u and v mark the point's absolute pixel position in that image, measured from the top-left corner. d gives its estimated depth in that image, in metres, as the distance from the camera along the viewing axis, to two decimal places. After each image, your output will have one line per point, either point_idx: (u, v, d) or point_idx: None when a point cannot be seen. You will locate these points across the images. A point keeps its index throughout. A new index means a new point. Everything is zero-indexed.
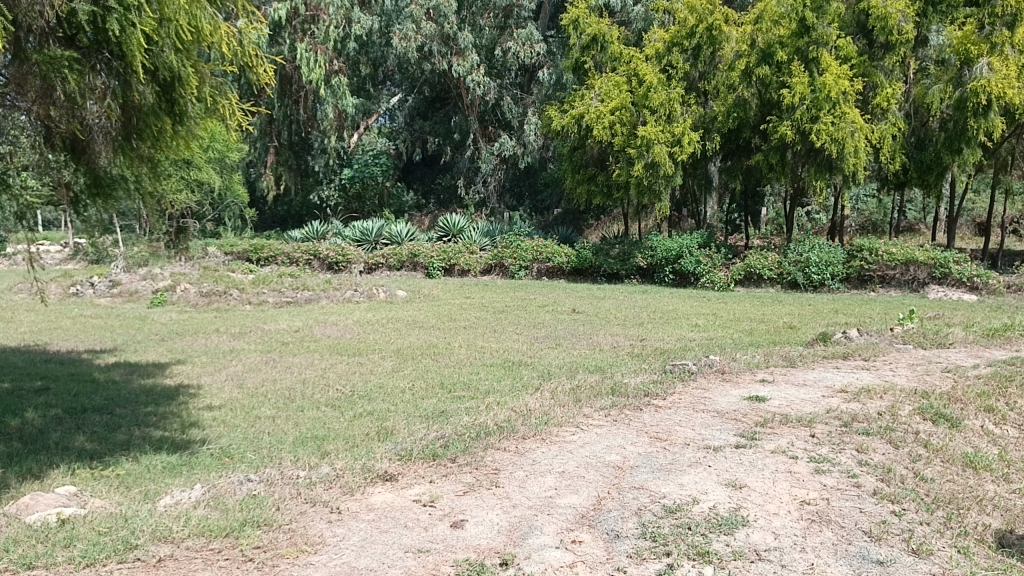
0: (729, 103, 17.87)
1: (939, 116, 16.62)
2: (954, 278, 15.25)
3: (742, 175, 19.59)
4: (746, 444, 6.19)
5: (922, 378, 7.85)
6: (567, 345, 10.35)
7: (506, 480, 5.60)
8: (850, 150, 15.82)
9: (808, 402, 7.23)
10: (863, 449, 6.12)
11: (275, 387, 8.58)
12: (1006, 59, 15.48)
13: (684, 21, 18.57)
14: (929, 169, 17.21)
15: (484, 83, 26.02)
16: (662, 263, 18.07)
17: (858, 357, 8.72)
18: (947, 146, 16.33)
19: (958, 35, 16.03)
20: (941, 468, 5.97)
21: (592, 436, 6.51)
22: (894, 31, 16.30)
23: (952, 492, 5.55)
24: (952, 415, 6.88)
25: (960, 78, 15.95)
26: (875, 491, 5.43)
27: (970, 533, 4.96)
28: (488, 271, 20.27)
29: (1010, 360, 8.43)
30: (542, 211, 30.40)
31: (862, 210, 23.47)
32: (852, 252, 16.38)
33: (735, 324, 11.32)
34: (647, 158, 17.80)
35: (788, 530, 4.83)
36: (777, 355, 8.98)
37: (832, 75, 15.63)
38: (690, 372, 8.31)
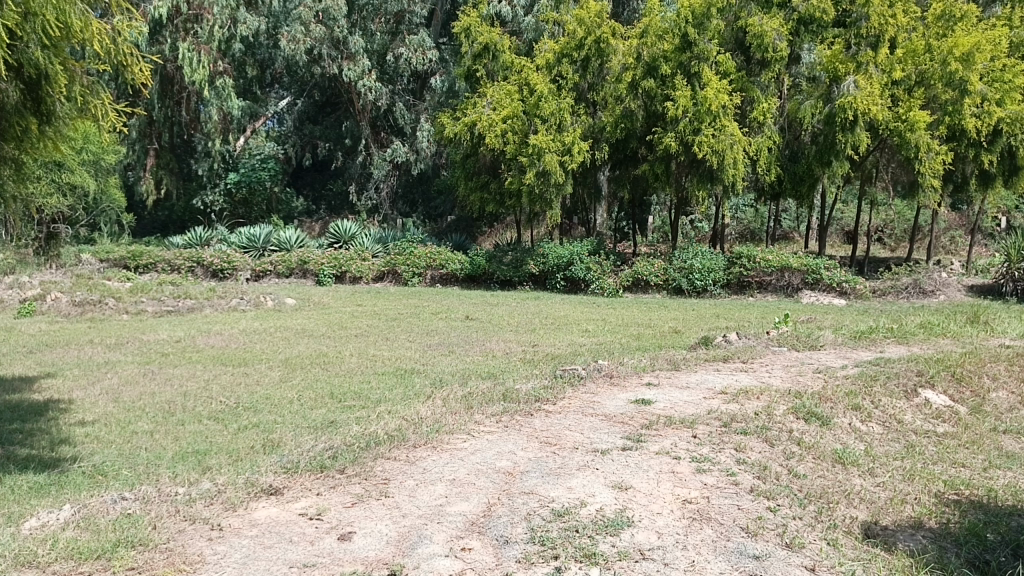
0: (616, 114, 18.27)
1: (810, 130, 17.53)
2: (824, 283, 16.10)
3: (630, 184, 19.94)
4: (632, 446, 6.35)
5: (795, 379, 8.26)
6: (459, 352, 10.35)
7: (395, 490, 5.55)
8: (730, 161, 16.52)
9: (690, 404, 7.49)
10: (741, 448, 6.38)
11: (153, 401, 8.20)
12: (870, 77, 16.54)
13: (573, 33, 18.92)
14: (802, 181, 18.12)
15: (376, 88, 25.73)
16: (554, 270, 18.31)
17: (737, 360, 9.09)
18: (818, 160, 17.19)
19: (827, 54, 16.99)
20: (812, 465, 6.31)
21: (482, 443, 6.53)
22: (769, 49, 17.11)
23: (822, 487, 5.89)
24: (823, 413, 7.27)
25: (829, 94, 16.89)
26: (751, 488, 5.66)
27: (839, 526, 5.26)
28: (380, 279, 20.06)
29: (874, 361, 8.99)
30: (435, 218, 30.29)
31: (742, 219, 24.51)
32: (732, 259, 17.06)
33: (623, 329, 11.61)
34: (538, 167, 18.00)
35: (670, 529, 4.98)
36: (662, 359, 9.25)
37: (713, 89, 16.27)
38: (579, 377, 8.45)
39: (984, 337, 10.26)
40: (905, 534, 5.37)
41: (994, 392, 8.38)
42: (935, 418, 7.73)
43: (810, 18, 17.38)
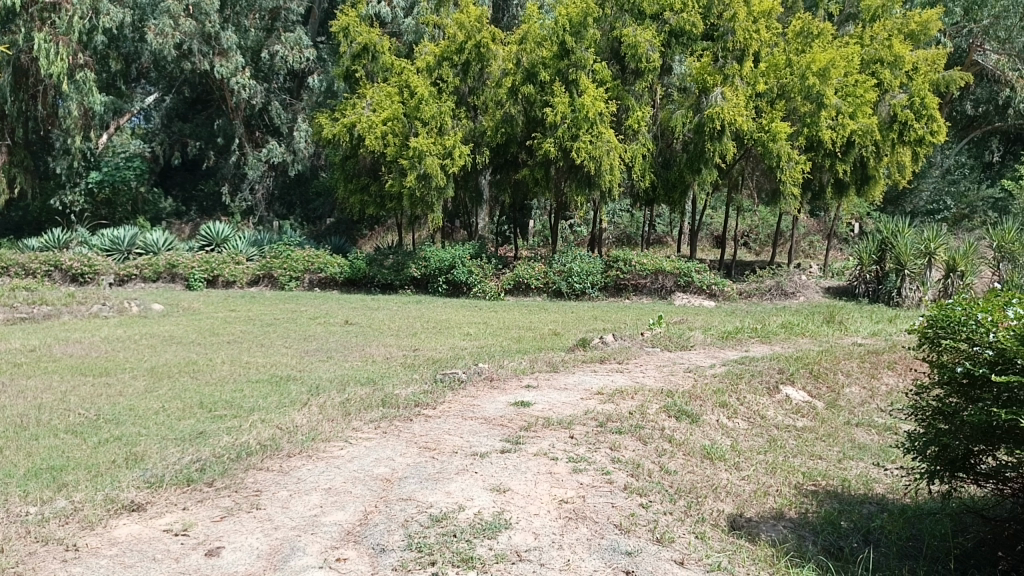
0: (497, 119, 18.43)
1: (681, 138, 18.19)
2: (695, 286, 16.73)
3: (510, 188, 20.01)
4: (511, 449, 6.40)
5: (667, 379, 8.55)
6: (337, 358, 10.15)
7: (267, 502, 5.38)
8: (607, 167, 17.01)
9: (568, 405, 7.61)
10: (616, 447, 6.54)
11: (1, 416, 7.63)
12: (736, 89, 17.33)
13: (453, 36, 18.90)
14: (674, 187, 18.76)
15: (250, 86, 24.88)
16: (435, 273, 18.24)
17: (613, 361, 9.32)
18: (688, 167, 17.86)
19: (697, 66, 17.67)
20: (683, 461, 6.55)
21: (360, 450, 6.42)
22: (642, 59, 17.64)
23: (691, 483, 6.13)
24: (693, 411, 7.56)
25: (698, 104, 17.64)
26: (625, 486, 5.82)
27: (707, 520, 5.49)
28: (255, 283, 19.43)
29: (740, 359, 9.42)
30: (313, 220, 29.65)
31: (619, 223, 25.18)
32: (609, 263, 17.50)
33: (503, 332, 11.69)
34: (418, 170, 17.93)
35: (547, 529, 5.04)
36: (541, 361, 9.37)
37: (590, 97, 16.72)
38: (459, 380, 8.44)
39: (838, 335, 10.96)
40: (768, 524, 5.66)
41: (848, 388, 8.95)
42: (795, 413, 8.19)
43: (680, 30, 18.14)
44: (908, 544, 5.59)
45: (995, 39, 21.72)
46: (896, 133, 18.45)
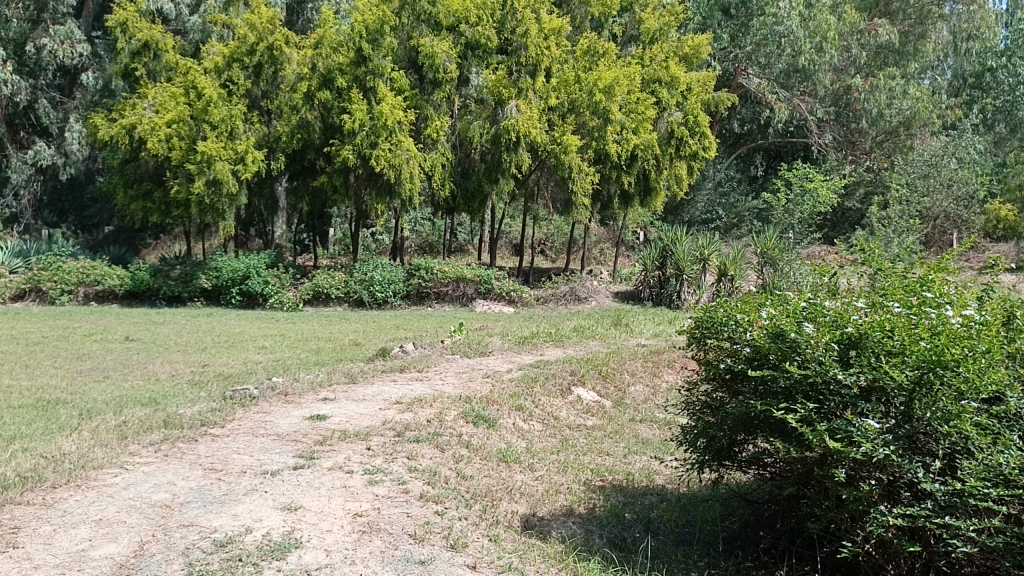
0: (292, 124, 17.92)
1: (479, 149, 18.53)
2: (495, 293, 17.09)
3: (308, 196, 19.57)
4: (304, 464, 6.22)
5: (466, 385, 8.66)
6: (116, 377, 9.42)
7: (25, 540, 4.87)
8: (406, 176, 17.01)
9: (366, 416, 7.52)
10: (413, 456, 6.54)
11: None
12: (530, 102, 17.93)
13: (243, 37, 18.15)
14: (474, 197, 19.06)
15: (13, 82, 22.56)
16: (228, 285, 17.42)
17: (413, 369, 9.32)
18: (486, 177, 18.28)
19: (493, 78, 18.06)
20: (479, 466, 6.67)
21: (137, 476, 5.99)
22: (440, 69, 17.81)
23: (487, 486, 6.26)
24: (489, 416, 7.72)
25: (494, 116, 18.09)
26: (421, 495, 5.83)
27: (501, 522, 5.65)
28: (20, 298, 17.67)
29: (535, 363, 9.75)
30: (89, 229, 27.47)
31: (421, 232, 25.23)
32: (411, 272, 17.52)
33: (301, 344, 11.36)
34: (208, 175, 17.07)
35: (339, 545, 4.95)
36: (339, 373, 9.18)
37: (388, 105, 16.64)
38: (251, 397, 8.09)
39: (625, 337, 11.63)
40: (558, 522, 5.91)
41: (633, 386, 9.51)
42: (585, 413, 8.58)
43: (476, 43, 18.46)
44: (683, 531, 6.00)
45: (756, 65, 23.83)
46: (674, 147, 19.73)
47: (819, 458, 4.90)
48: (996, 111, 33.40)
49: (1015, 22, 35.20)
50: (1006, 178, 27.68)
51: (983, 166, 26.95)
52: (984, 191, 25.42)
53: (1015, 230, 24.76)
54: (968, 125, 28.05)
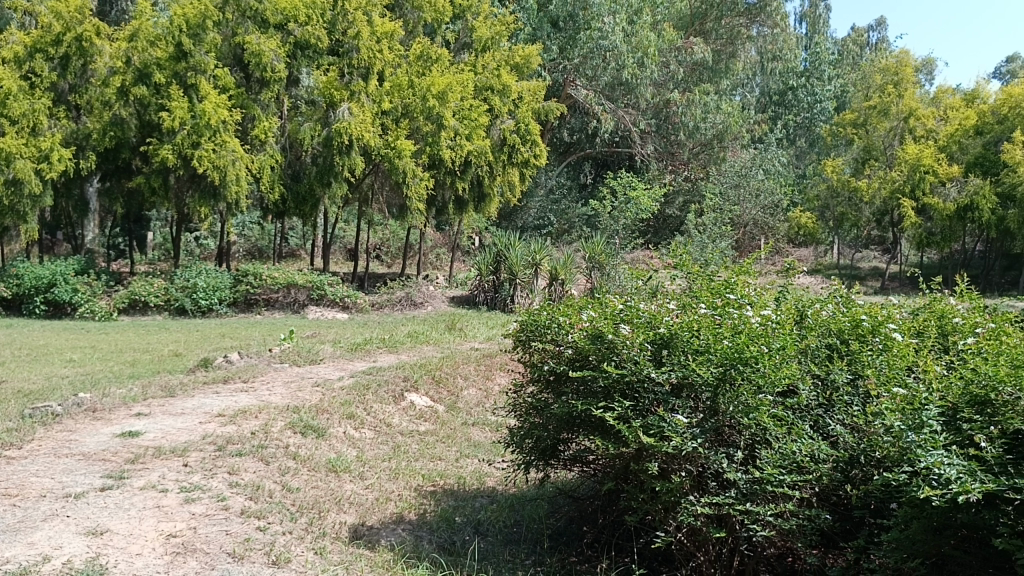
0: (104, 121, 16.80)
1: (310, 151, 18.08)
2: (328, 299, 16.70)
3: (124, 198, 18.38)
4: (112, 485, 5.81)
5: (294, 395, 8.39)
6: None
7: None
8: (232, 177, 16.34)
9: (184, 431, 7.13)
10: (234, 470, 6.26)
11: None
12: (362, 105, 17.70)
13: (47, 26, 16.81)
14: (304, 201, 18.55)
15: None
16: (31, 293, 16.14)
17: (238, 380, 8.93)
18: (318, 180, 17.90)
19: (324, 80, 17.66)
20: (306, 477, 6.48)
21: None
22: (267, 68, 17.19)
23: (314, 498, 6.10)
24: (318, 425, 7.53)
25: (326, 118, 17.71)
26: (241, 510, 5.59)
27: (328, 534, 5.53)
28: None
29: (368, 370, 9.60)
30: None
31: (249, 236, 24.28)
32: (238, 278, 16.84)
33: (114, 356, 10.64)
34: (7, 175, 15.92)
35: (149, 569, 4.65)
36: (156, 386, 8.65)
37: (212, 103, 15.89)
38: (53, 415, 7.47)
39: (458, 342, 11.71)
40: (388, 529, 5.85)
41: (466, 390, 9.58)
42: (418, 418, 8.55)
43: (306, 43, 18.04)
44: (511, 531, 6.10)
45: (584, 76, 24.60)
46: (506, 155, 20.08)
47: (635, 453, 5.13)
48: (797, 126, 36.32)
49: (811, 45, 38.35)
50: (806, 189, 30.22)
51: (786, 178, 29.26)
52: (787, 201, 27.63)
53: (813, 235, 27.30)
54: (773, 139, 30.30)
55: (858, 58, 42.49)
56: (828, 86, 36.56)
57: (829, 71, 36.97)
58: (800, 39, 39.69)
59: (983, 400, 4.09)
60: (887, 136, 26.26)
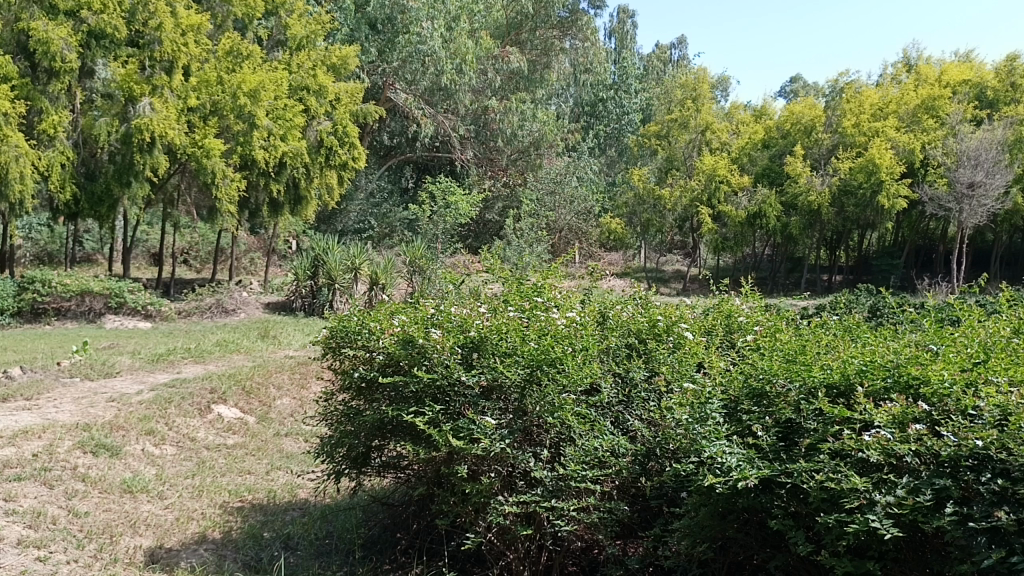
0: None
1: (107, 149, 16.81)
2: (128, 307, 15.60)
3: None
4: None
5: (85, 412, 7.75)
6: None
7: None
8: (15, 176, 14.91)
9: None
10: (11, 497, 5.68)
11: None
12: (166, 101, 16.65)
13: None
14: (100, 202, 17.25)
15: None
16: None
17: (19, 398, 8.12)
18: (116, 179, 16.71)
19: (121, 72, 16.45)
20: (96, 500, 6.01)
21: None
22: (57, 58, 15.83)
23: (105, 522, 5.68)
24: (112, 443, 7.00)
25: (124, 114, 16.52)
26: (18, 541, 5.08)
27: (120, 560, 5.19)
28: None
29: (171, 382, 9.04)
30: None
31: (36, 240, 22.26)
32: (22, 285, 15.35)
33: None
34: None
35: None
36: None
37: None
38: None
39: (271, 350, 11.29)
40: (188, 551, 5.53)
41: (279, 400, 9.24)
42: (226, 431, 8.16)
43: (101, 33, 16.73)
44: (323, 543, 5.96)
45: (403, 80, 24.45)
46: (323, 156, 19.97)
47: (446, 457, 5.16)
48: (607, 136, 38.05)
49: (618, 60, 40.29)
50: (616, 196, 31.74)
51: (597, 185, 30.60)
52: (598, 207, 28.88)
53: (622, 241, 27.27)
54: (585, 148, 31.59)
55: (662, 73, 45.30)
56: (634, 99, 38.66)
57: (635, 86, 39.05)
58: (609, 54, 41.60)
59: (761, 392, 4.45)
60: (687, 147, 27.96)
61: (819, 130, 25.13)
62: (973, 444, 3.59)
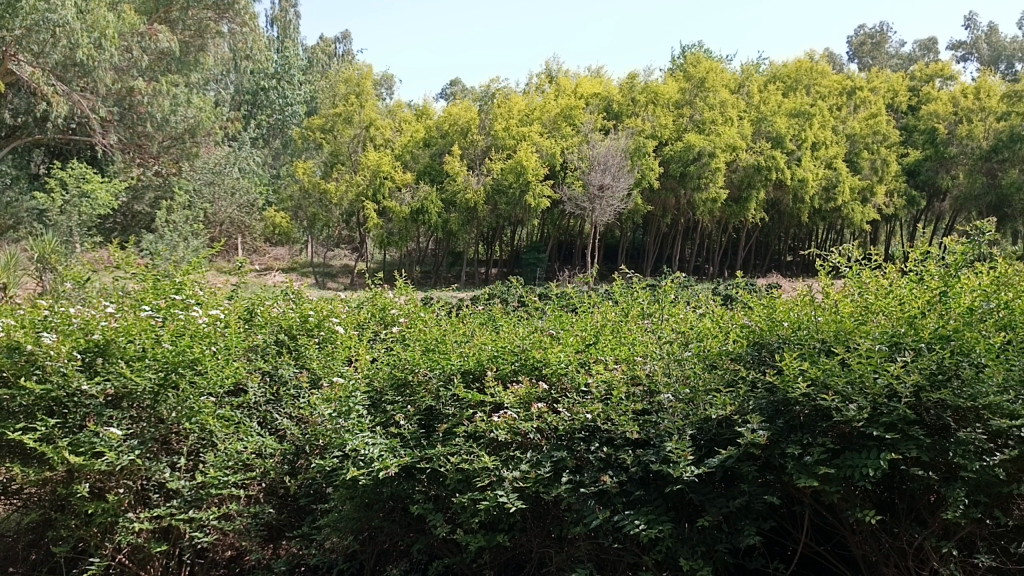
0: None
1: None
2: None
3: None
4: None
5: None
6: None
7: None
8: None
9: None
10: None
11: None
12: None
13: None
14: None
15: None
16: None
17: None
18: None
19: None
20: None
21: None
22: None
23: None
24: None
25: None
26: None
27: None
28: None
29: None
30: None
31: None
32: None
33: None
34: None
35: None
36: None
37: None
38: None
39: None
40: None
41: None
42: None
43: None
44: None
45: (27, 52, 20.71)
46: None
47: (65, 477, 4.61)
48: (270, 127, 37.12)
49: (280, 49, 39.05)
50: (279, 190, 31.60)
51: (258, 179, 30.54)
52: (257, 201, 29.38)
53: (288, 235, 27.57)
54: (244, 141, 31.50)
55: (327, 66, 44.94)
56: (297, 91, 37.94)
57: (298, 77, 38.29)
58: (271, 41, 40.19)
59: (403, 382, 4.58)
60: (351, 142, 27.96)
61: (474, 132, 26.27)
62: (584, 418, 4.03)
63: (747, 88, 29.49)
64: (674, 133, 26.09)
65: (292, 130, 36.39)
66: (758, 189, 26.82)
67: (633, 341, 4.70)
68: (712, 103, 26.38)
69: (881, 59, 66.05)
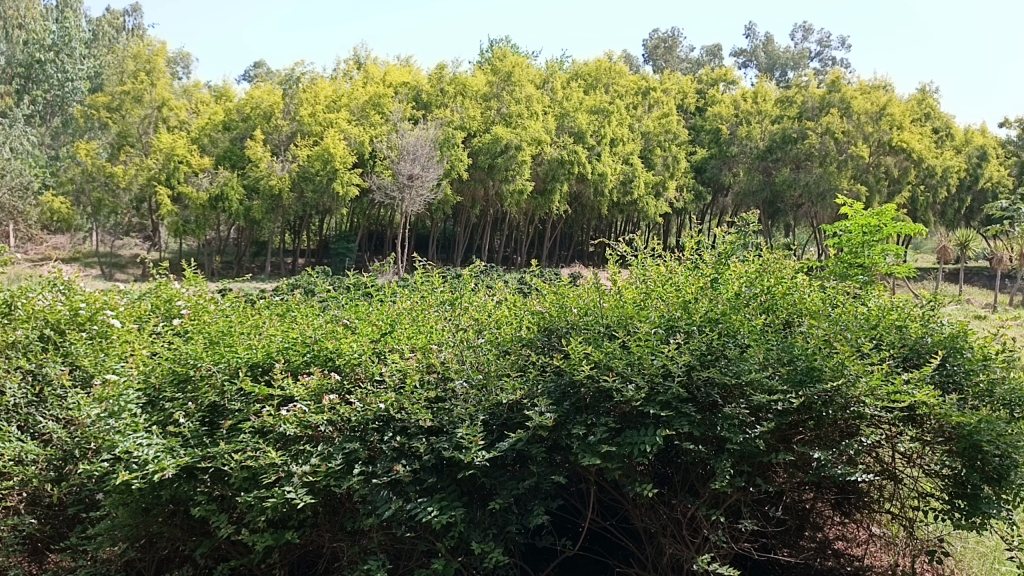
0: None
1: None
2: None
3: None
4: None
5: None
6: None
7: None
8: None
9: None
10: None
11: None
12: None
13: None
14: None
15: None
16: None
17: None
18: None
19: None
20: None
21: None
22: None
23: None
24: None
25: None
26: None
27: None
28: None
29: None
30: None
31: None
32: None
33: None
34: None
35: None
36: None
37: None
38: None
39: None
40: None
41: None
42: None
43: None
44: None
45: None
46: None
47: None
48: (48, 104, 33.98)
49: (58, 19, 35.88)
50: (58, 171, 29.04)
51: (30, 161, 28.03)
52: (32, 184, 26.93)
53: (68, 222, 25.58)
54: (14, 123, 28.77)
55: (114, 40, 41.86)
56: (79, 66, 34.88)
57: (79, 50, 35.24)
58: (47, 10, 36.76)
59: (185, 377, 4.29)
60: (141, 123, 26.26)
61: (277, 116, 25.23)
62: (377, 407, 3.96)
63: (551, 84, 30.51)
64: (482, 125, 26.48)
65: (73, 108, 33.49)
66: (561, 183, 27.83)
67: (430, 329, 4.69)
68: (518, 97, 27.07)
69: (674, 63, 70.73)
